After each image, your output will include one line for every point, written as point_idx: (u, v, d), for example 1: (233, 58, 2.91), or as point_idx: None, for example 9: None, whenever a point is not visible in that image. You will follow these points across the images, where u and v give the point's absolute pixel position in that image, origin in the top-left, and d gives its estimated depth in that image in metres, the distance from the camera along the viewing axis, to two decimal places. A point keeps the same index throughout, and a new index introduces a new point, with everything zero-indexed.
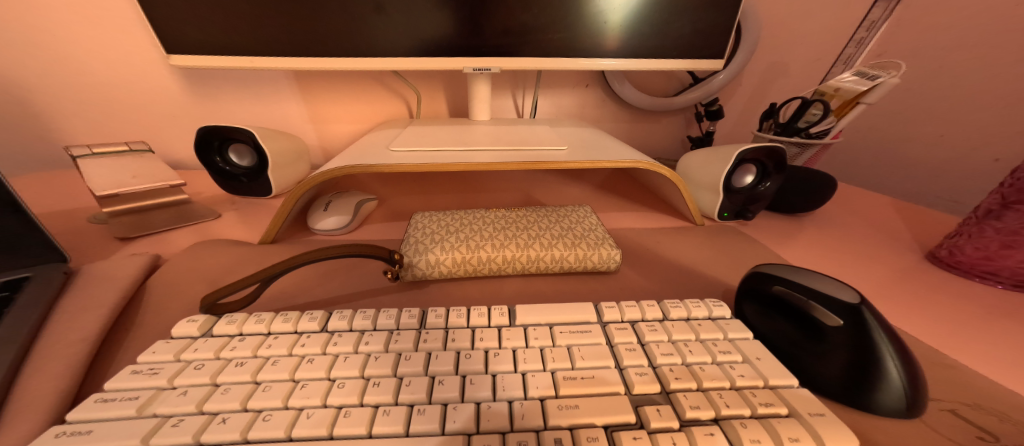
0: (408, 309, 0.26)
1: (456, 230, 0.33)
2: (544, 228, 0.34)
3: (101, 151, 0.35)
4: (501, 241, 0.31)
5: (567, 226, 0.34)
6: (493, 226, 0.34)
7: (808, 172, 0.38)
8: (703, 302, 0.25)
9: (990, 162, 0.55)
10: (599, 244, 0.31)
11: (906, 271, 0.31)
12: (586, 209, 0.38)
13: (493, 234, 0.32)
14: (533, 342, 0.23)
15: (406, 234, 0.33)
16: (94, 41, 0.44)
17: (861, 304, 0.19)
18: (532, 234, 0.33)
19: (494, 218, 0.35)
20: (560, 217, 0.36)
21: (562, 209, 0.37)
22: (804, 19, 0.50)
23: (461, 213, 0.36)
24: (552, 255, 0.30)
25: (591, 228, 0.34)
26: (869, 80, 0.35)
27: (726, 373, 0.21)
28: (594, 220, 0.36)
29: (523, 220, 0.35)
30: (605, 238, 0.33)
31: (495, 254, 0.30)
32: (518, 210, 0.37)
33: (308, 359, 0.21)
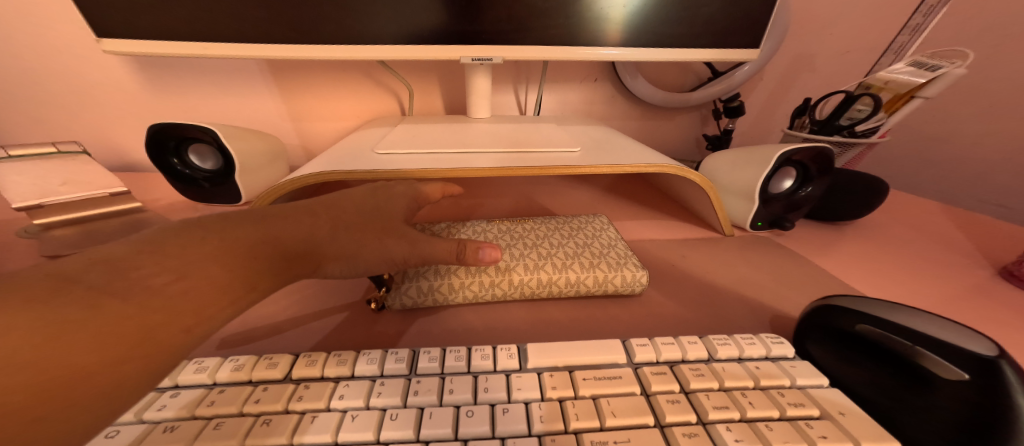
0: (394, 349, 0.20)
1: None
2: (556, 244, 0.29)
3: (20, 152, 0.30)
4: (507, 262, 0.26)
5: (582, 242, 0.30)
6: (497, 243, 0.29)
7: (853, 177, 0.34)
8: (758, 338, 0.21)
9: None
10: (621, 264, 0.27)
11: (981, 289, 0.26)
12: (600, 220, 0.33)
13: (498, 253, 0.28)
14: (550, 393, 0.18)
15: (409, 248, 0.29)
16: (36, 28, 0.38)
17: (1000, 357, 0.15)
18: (541, 252, 0.28)
19: (497, 233, 0.30)
20: (572, 230, 0.31)
21: (575, 221, 0.33)
22: (834, 7, 0.46)
23: (460, 226, 0.32)
24: (568, 278, 0.26)
25: (611, 244, 0.29)
26: (929, 71, 0.32)
27: (800, 430, 0.16)
28: (614, 233, 0.31)
29: (530, 235, 0.30)
30: (629, 255, 0.28)
31: (500, 279, 0.25)
32: (524, 223, 0.32)
33: (264, 420, 0.17)
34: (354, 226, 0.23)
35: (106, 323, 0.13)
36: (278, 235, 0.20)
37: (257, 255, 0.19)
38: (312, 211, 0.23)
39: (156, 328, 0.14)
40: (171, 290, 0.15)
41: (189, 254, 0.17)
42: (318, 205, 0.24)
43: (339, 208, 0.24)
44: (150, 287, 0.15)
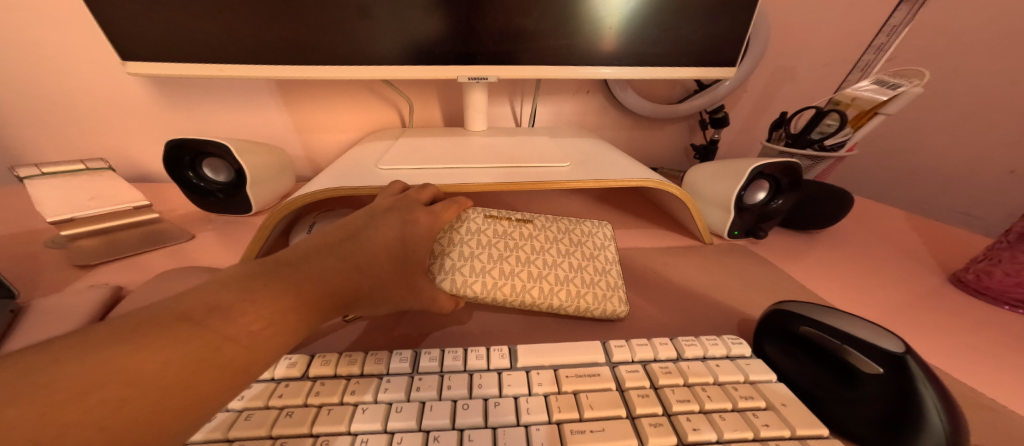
0: (399, 350, 0.23)
1: (445, 250, 0.28)
2: (549, 262, 0.29)
3: (52, 170, 0.33)
4: (495, 280, 0.27)
5: (578, 262, 0.30)
6: (490, 252, 0.29)
7: (821, 189, 0.36)
8: (721, 339, 0.23)
9: (1005, 173, 0.55)
10: (607, 297, 0.28)
11: (931, 293, 0.29)
12: (604, 230, 0.34)
13: (490, 265, 0.28)
14: (536, 388, 0.21)
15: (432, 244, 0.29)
16: (59, 51, 0.41)
17: (906, 353, 0.17)
18: (534, 269, 0.28)
19: (492, 236, 0.30)
20: (571, 247, 0.31)
21: (576, 232, 0.33)
22: (813, 23, 0.49)
23: (458, 219, 0.31)
24: (552, 304, 0.27)
25: (603, 270, 0.30)
26: (890, 90, 0.34)
27: (748, 421, 0.19)
28: (614, 255, 0.32)
29: (527, 245, 0.30)
30: (618, 284, 0.29)
31: (485, 296, 0.27)
32: (522, 231, 0.32)
33: (287, 412, 0.19)
34: (396, 269, 0.24)
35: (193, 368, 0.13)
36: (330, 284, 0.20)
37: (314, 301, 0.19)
38: (358, 246, 0.23)
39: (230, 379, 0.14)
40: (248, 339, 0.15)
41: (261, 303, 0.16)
42: (359, 239, 0.24)
43: (380, 246, 0.24)
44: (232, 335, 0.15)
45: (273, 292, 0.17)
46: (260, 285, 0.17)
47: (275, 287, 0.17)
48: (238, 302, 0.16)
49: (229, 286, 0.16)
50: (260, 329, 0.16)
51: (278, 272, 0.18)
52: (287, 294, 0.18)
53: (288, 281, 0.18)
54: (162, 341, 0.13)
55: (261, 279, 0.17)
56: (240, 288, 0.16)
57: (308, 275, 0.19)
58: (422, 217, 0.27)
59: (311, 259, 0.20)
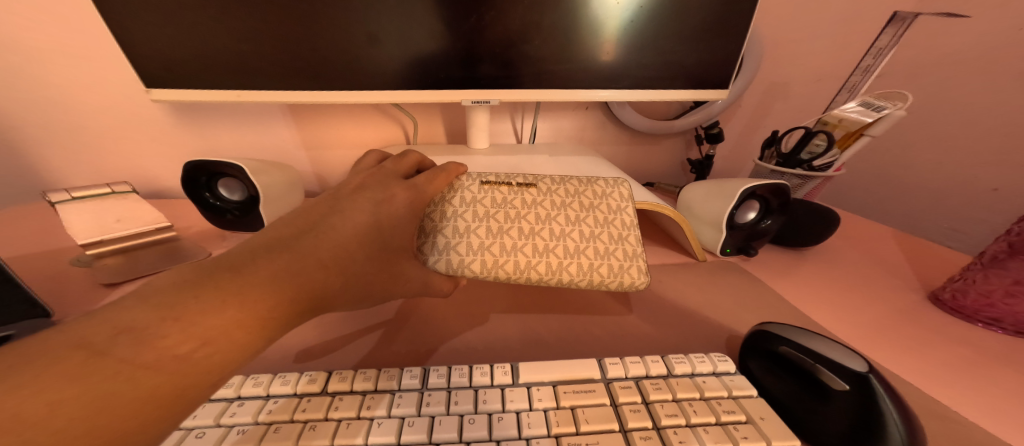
0: (409, 367, 0.25)
1: (440, 229, 0.30)
2: (554, 233, 0.30)
3: (81, 194, 0.36)
4: (494, 256, 0.29)
5: (586, 232, 0.31)
6: (488, 226, 0.31)
7: (809, 208, 0.38)
8: (708, 357, 0.25)
9: (987, 191, 0.54)
10: (622, 270, 0.30)
11: (910, 310, 0.31)
12: (620, 189, 0.34)
13: (487, 241, 0.30)
14: (537, 403, 0.23)
15: (423, 221, 0.31)
16: (86, 78, 0.43)
17: (869, 372, 0.20)
18: (537, 243, 0.30)
19: (487, 209, 0.31)
20: (580, 212, 0.32)
21: (587, 196, 0.33)
22: (804, 42, 0.50)
23: (450, 194, 0.32)
24: (559, 279, 0.29)
25: (620, 238, 0.31)
26: (875, 112, 0.36)
27: (729, 434, 0.20)
28: (634, 218, 0.32)
29: (526, 216, 0.31)
30: (637, 254, 0.31)
31: (485, 272, 0.29)
32: (524, 197, 0.32)
33: (311, 425, 0.21)
34: (369, 252, 0.27)
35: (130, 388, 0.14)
36: (289, 280, 0.21)
37: (281, 298, 0.21)
38: (322, 234, 0.25)
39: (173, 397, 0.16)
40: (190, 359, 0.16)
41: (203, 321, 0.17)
42: (323, 229, 0.26)
43: (347, 231, 0.26)
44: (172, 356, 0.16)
45: (206, 304, 0.18)
46: (191, 298, 0.18)
47: (207, 303, 0.18)
48: (159, 321, 0.16)
49: (150, 302, 0.17)
50: (187, 351, 0.16)
51: (218, 280, 0.19)
52: (227, 302, 0.19)
53: (232, 287, 0.19)
54: (102, 363, 0.14)
55: (191, 291, 0.18)
56: (162, 305, 0.17)
57: (264, 274, 0.21)
58: (396, 192, 0.30)
59: (268, 256, 0.22)
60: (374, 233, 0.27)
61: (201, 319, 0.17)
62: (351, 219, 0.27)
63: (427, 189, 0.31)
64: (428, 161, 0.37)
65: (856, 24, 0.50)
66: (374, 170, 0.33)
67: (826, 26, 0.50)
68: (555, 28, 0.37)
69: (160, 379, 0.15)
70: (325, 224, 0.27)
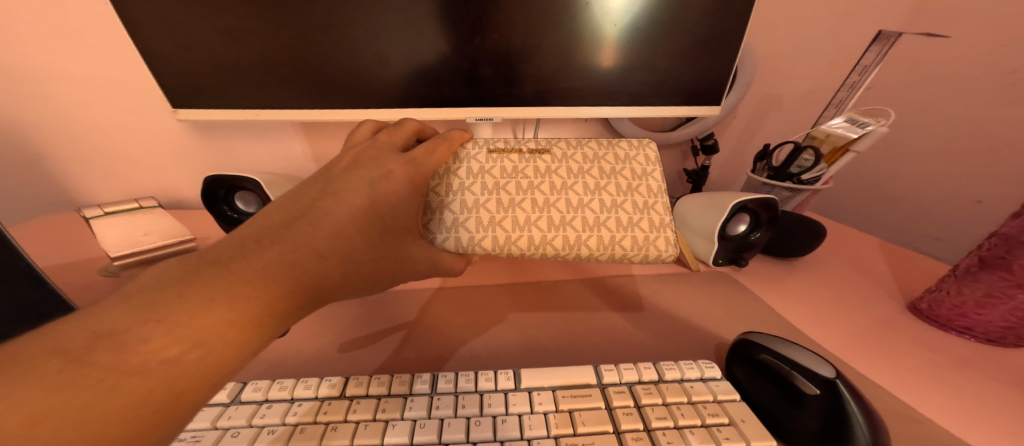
0: (419, 373, 0.27)
1: (447, 204, 0.32)
2: (569, 204, 0.32)
3: (110, 209, 0.41)
4: (506, 231, 0.31)
5: (604, 203, 0.32)
6: (498, 199, 0.32)
7: (797, 221, 0.40)
8: (697, 364, 0.27)
9: (971, 203, 0.55)
10: (649, 242, 0.32)
11: (889, 318, 0.33)
12: (647, 153, 0.36)
13: (498, 216, 0.32)
14: (538, 407, 0.25)
15: (427, 196, 0.32)
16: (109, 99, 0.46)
17: (836, 378, 0.22)
18: (552, 217, 0.32)
19: (494, 183, 0.33)
20: (599, 181, 0.33)
21: (607, 164, 0.34)
22: (797, 57, 0.52)
23: (454, 168, 0.33)
24: (578, 253, 0.32)
25: (646, 206, 0.33)
26: (859, 128, 0.38)
27: (713, 435, 0.23)
28: (661, 184, 0.34)
29: (538, 189, 0.33)
30: (667, 223, 0.32)
31: (496, 246, 0.31)
32: (537, 165, 0.34)
33: (332, 426, 0.23)
34: (368, 239, 0.26)
35: (113, 398, 0.14)
36: (285, 270, 0.21)
37: (279, 292, 0.20)
38: (317, 220, 0.24)
39: (165, 403, 0.15)
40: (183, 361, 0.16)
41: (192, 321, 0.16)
42: (318, 214, 0.25)
43: (343, 214, 0.26)
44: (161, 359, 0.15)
45: (193, 303, 0.17)
46: (176, 297, 0.17)
47: (192, 302, 0.17)
48: (141, 323, 0.15)
49: (130, 303, 0.16)
50: (176, 354, 0.15)
51: (204, 275, 0.18)
52: (217, 299, 0.17)
53: (221, 282, 0.18)
54: (87, 370, 0.14)
55: (176, 290, 0.17)
56: (144, 306, 0.16)
57: (256, 265, 0.20)
58: (394, 168, 0.29)
59: (258, 247, 0.21)
60: (371, 216, 0.27)
61: (188, 319, 0.16)
62: (345, 205, 0.26)
63: (426, 163, 0.31)
64: (425, 130, 0.37)
65: (845, 40, 0.52)
66: (368, 143, 0.32)
67: (817, 42, 0.51)
68: (555, 48, 0.39)
69: (149, 384, 0.15)
70: (315, 210, 0.25)
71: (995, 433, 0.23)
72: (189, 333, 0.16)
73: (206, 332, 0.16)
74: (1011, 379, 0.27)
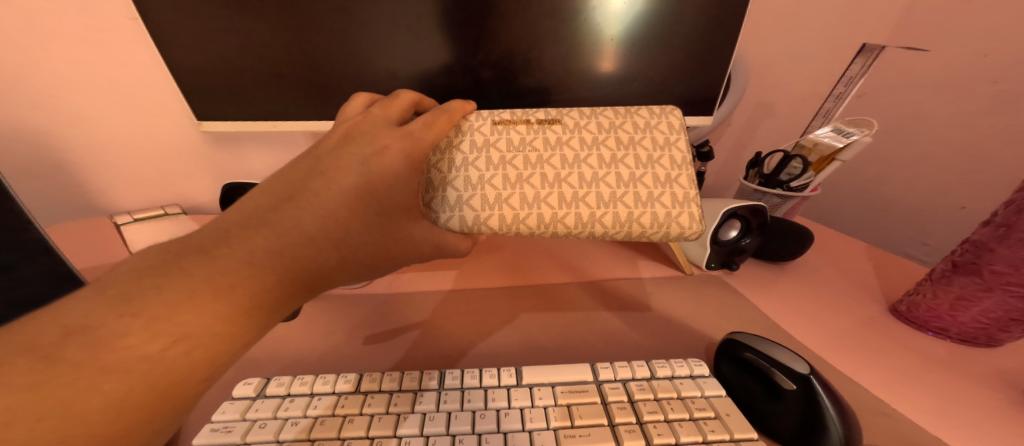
0: (428, 371, 0.29)
1: (448, 181, 0.29)
2: (583, 178, 0.29)
3: (139, 216, 0.44)
4: (514, 209, 0.28)
5: (625, 177, 0.29)
6: (504, 174, 0.29)
7: (787, 227, 0.42)
8: (686, 362, 0.29)
9: (956, 209, 0.56)
10: (670, 218, 0.29)
11: (870, 320, 0.35)
12: (670, 122, 0.31)
13: (504, 193, 0.29)
14: (538, 401, 0.27)
15: (427, 173, 0.29)
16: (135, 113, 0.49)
17: (810, 374, 0.24)
18: (566, 192, 0.28)
19: (498, 157, 0.29)
20: (615, 152, 0.29)
21: (625, 134, 0.30)
22: (788, 67, 0.54)
23: (456, 141, 0.30)
24: (591, 231, 0.29)
25: (668, 180, 0.29)
26: (845, 138, 0.39)
27: (699, 428, 0.25)
28: (685, 155, 0.30)
29: (549, 163, 0.29)
30: (691, 198, 0.29)
31: (504, 225, 0.29)
32: (547, 136, 0.30)
33: (349, 419, 0.26)
34: (365, 221, 0.24)
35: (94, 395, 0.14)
36: (273, 258, 0.19)
37: (269, 281, 0.19)
38: (305, 202, 0.22)
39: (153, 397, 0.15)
40: (166, 356, 0.15)
41: (171, 315, 0.15)
42: (304, 197, 0.22)
43: (333, 195, 0.23)
44: (141, 354, 0.15)
45: (173, 296, 0.16)
46: (153, 289, 0.16)
47: (173, 294, 0.16)
48: (117, 317, 0.15)
49: (106, 293, 0.16)
50: (159, 349, 0.15)
51: (183, 264, 0.17)
52: (200, 289, 0.17)
53: (200, 273, 0.17)
54: (64, 368, 0.13)
55: (154, 279, 0.16)
56: (120, 297, 0.15)
57: (239, 254, 0.18)
58: (391, 142, 0.26)
59: (242, 234, 0.19)
60: (369, 197, 0.24)
61: (167, 313, 0.16)
62: (336, 184, 0.23)
63: (425, 138, 0.27)
64: (426, 100, 0.33)
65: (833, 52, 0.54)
66: (359, 116, 0.28)
67: (806, 54, 0.53)
68: (555, 61, 0.39)
69: (129, 382, 0.14)
70: (302, 191, 0.23)
71: (958, 426, 0.25)
72: (171, 327, 0.15)
73: (187, 327, 0.16)
74: (983, 378, 0.29)
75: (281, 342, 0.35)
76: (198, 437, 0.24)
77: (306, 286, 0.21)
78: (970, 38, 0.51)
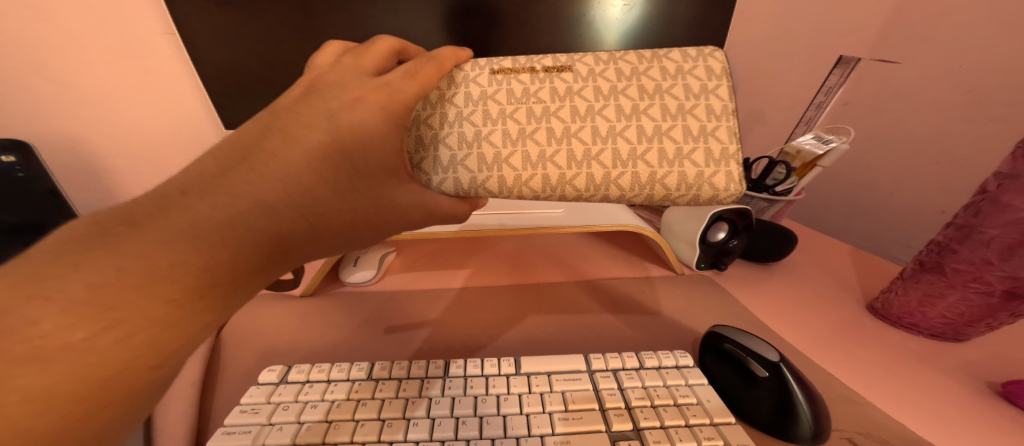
0: (434, 360, 0.32)
1: (442, 139, 0.29)
2: (597, 133, 0.28)
3: None
4: (516, 169, 0.28)
5: (641, 132, 0.28)
6: (504, 130, 0.29)
7: (772, 230, 0.45)
8: (672, 354, 0.32)
9: (938, 213, 0.57)
10: (702, 178, 0.28)
11: (850, 318, 0.37)
12: (708, 65, 0.29)
13: (504, 152, 0.29)
14: (534, 388, 0.29)
15: (415, 131, 0.29)
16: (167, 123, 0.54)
17: (780, 361, 0.27)
18: (574, 151, 0.28)
19: (495, 111, 0.29)
20: (637, 102, 0.28)
21: (649, 82, 0.29)
22: (774, 76, 0.61)
23: (447, 93, 0.29)
24: (605, 194, 0.29)
25: (702, 134, 0.28)
26: (825, 145, 0.42)
27: (682, 413, 0.27)
28: (728, 104, 0.28)
29: (553, 117, 0.28)
30: (729, 155, 0.28)
31: (506, 186, 0.29)
32: (554, 86, 0.29)
33: (363, 402, 0.28)
34: (335, 185, 0.22)
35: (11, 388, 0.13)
36: (222, 228, 0.18)
37: (222, 257, 0.17)
38: (259, 164, 0.20)
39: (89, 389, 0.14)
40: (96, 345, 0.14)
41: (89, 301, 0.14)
42: (257, 161, 0.20)
43: (292, 156, 0.21)
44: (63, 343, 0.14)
45: (97, 276, 0.15)
46: (70, 269, 0.15)
47: (93, 273, 0.15)
48: (26, 303, 0.14)
49: (21, 275, 0.15)
50: (83, 337, 0.14)
51: (109, 239, 0.16)
52: (128, 267, 0.15)
53: (130, 247, 0.16)
54: None
55: (74, 257, 0.15)
56: (31, 279, 0.14)
57: (180, 224, 0.17)
58: (363, 93, 0.24)
59: (182, 202, 0.18)
60: (337, 160, 0.22)
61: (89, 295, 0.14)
62: (293, 145, 0.21)
63: (406, 88, 0.25)
64: (409, 46, 0.31)
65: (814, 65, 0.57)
66: (329, 68, 0.26)
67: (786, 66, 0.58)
68: None
69: (54, 374, 0.14)
70: (253, 155, 0.20)
71: (923, 413, 0.27)
72: (96, 312, 0.14)
73: (113, 312, 0.15)
74: (952, 371, 0.30)
75: (297, 335, 0.37)
76: (229, 418, 0.27)
77: (272, 258, 0.20)
78: (946, 51, 0.54)
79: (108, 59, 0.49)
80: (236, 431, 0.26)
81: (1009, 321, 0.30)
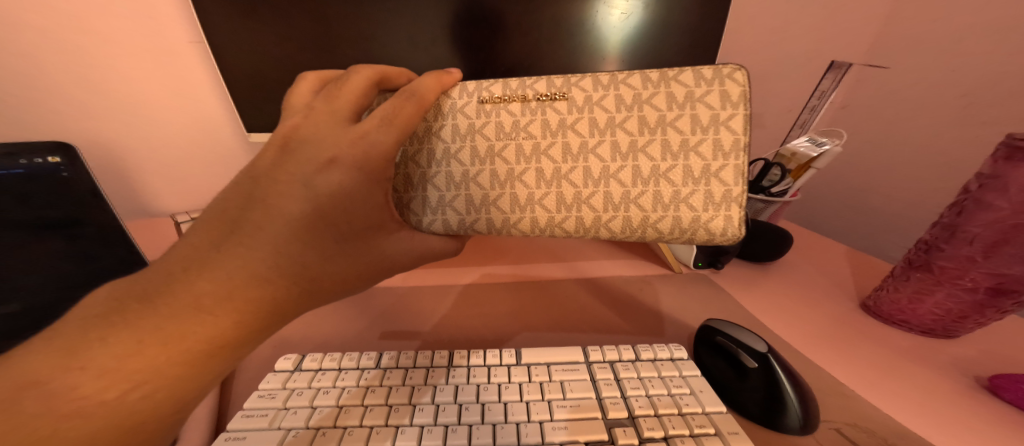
0: (439, 351, 0.33)
1: (429, 179, 0.31)
2: (589, 175, 0.29)
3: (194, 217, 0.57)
4: (506, 213, 0.31)
5: (636, 174, 0.29)
6: (492, 170, 0.30)
7: (769, 229, 0.46)
8: (668, 346, 0.33)
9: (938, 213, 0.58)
10: (698, 223, 0.29)
11: (843, 316, 0.38)
12: (724, 88, 0.28)
13: (491, 194, 0.31)
14: (534, 378, 0.31)
15: (400, 173, 0.31)
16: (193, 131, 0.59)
17: (768, 352, 0.28)
18: (565, 194, 0.30)
19: (484, 150, 0.30)
20: (636, 139, 0.28)
21: (652, 113, 0.28)
22: (771, 81, 0.63)
23: (432, 128, 0.31)
24: (595, 234, 0.31)
25: (701, 178, 0.28)
26: (818, 148, 0.44)
27: (676, 402, 0.28)
28: (738, 140, 0.27)
29: (544, 159, 0.30)
30: (732, 197, 0.28)
31: (497, 226, 0.32)
32: (546, 117, 0.29)
33: (371, 389, 0.30)
34: (324, 251, 0.23)
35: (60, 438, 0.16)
36: (220, 301, 0.19)
37: (227, 324, 0.19)
38: (246, 237, 0.21)
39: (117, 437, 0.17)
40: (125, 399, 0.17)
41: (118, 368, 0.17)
42: (245, 232, 0.21)
43: (277, 230, 0.21)
44: (99, 400, 0.17)
45: (120, 347, 0.17)
46: (98, 341, 0.17)
47: (116, 346, 0.17)
48: (65, 371, 0.17)
49: (54, 347, 0.17)
50: (115, 395, 0.17)
51: (127, 314, 0.18)
52: (148, 339, 0.18)
53: (146, 323, 0.18)
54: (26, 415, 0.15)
55: (100, 332, 0.18)
56: (64, 350, 0.17)
57: (184, 299, 0.19)
58: (338, 152, 0.23)
59: (184, 277, 0.19)
60: (325, 227, 0.23)
61: (117, 363, 0.17)
62: (273, 215, 0.22)
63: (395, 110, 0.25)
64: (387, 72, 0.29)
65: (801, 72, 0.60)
66: (301, 117, 0.25)
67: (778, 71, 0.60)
68: None
69: (93, 424, 0.17)
70: (240, 226, 0.21)
71: (911, 405, 0.28)
72: (123, 378, 0.17)
73: (134, 378, 0.17)
74: (942, 366, 0.31)
75: (309, 326, 0.40)
76: (248, 402, 0.29)
77: (271, 320, 0.21)
78: (938, 58, 0.56)
79: (138, 68, 0.52)
80: (254, 414, 0.28)
81: (995, 317, 0.32)
